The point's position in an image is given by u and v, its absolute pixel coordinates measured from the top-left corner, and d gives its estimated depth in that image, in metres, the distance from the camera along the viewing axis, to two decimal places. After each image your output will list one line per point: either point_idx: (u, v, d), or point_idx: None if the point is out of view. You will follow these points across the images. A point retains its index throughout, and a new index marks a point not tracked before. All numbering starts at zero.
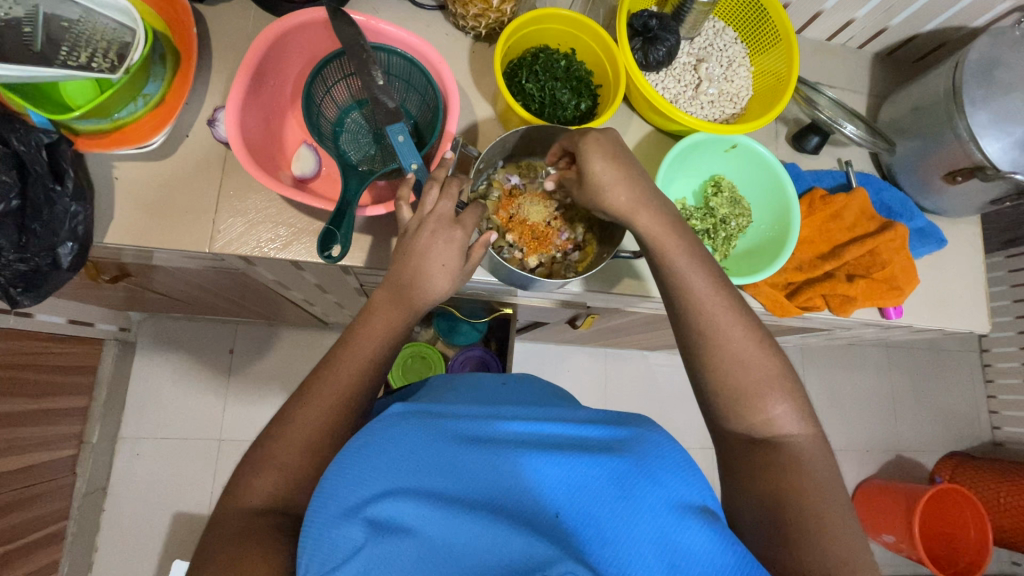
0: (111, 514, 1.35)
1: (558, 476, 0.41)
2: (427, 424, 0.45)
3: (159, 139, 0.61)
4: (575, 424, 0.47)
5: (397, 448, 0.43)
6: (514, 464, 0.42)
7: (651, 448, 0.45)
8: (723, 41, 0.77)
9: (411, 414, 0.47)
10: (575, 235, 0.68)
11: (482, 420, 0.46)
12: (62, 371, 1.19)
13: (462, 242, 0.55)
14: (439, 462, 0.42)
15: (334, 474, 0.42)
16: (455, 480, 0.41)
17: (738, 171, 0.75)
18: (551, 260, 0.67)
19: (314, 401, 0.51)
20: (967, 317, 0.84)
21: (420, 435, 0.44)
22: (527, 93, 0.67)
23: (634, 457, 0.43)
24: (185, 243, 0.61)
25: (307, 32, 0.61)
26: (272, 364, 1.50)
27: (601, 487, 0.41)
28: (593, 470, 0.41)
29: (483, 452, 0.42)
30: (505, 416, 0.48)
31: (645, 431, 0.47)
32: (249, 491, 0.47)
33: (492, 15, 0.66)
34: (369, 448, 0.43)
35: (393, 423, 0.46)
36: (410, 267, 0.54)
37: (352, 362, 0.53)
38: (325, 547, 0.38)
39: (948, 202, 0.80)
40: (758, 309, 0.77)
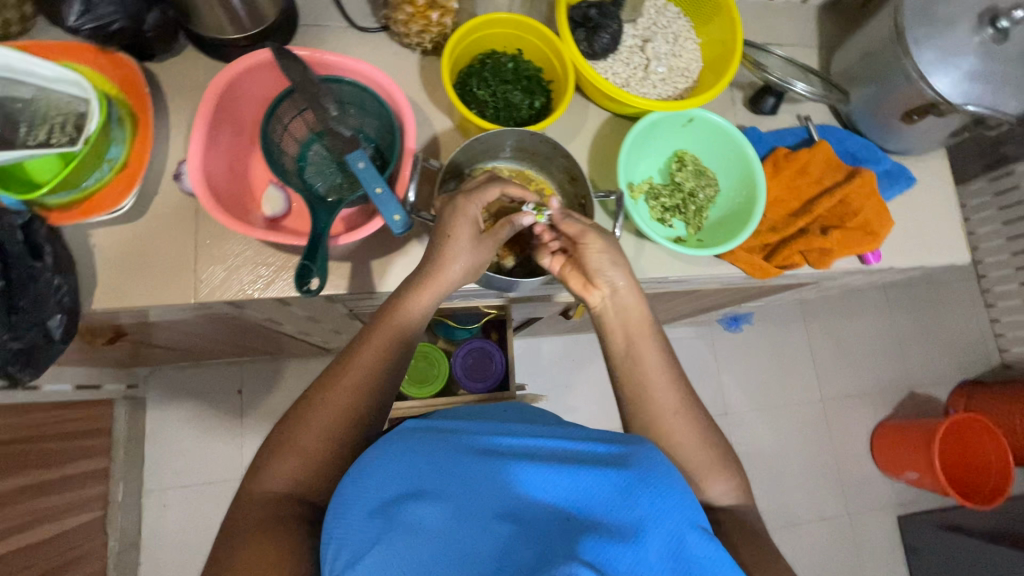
0: (149, 567, 1.38)
1: (563, 488, 0.44)
2: (441, 438, 0.49)
3: (127, 203, 0.62)
4: (580, 439, 0.49)
5: (412, 459, 0.46)
6: (521, 478, 0.44)
7: (652, 461, 0.47)
8: (665, 18, 0.78)
9: (425, 429, 0.51)
10: None
11: (491, 434, 0.50)
12: (79, 437, 1.21)
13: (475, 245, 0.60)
14: (453, 471, 0.45)
15: (354, 481, 0.46)
16: (466, 490, 0.44)
17: (699, 144, 0.77)
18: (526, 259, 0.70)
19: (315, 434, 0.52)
20: (947, 251, 0.86)
21: (433, 448, 0.47)
22: (480, 100, 0.68)
23: (636, 468, 0.45)
24: (170, 297, 0.63)
25: (256, 75, 0.62)
26: (283, 397, 1.52)
27: (605, 496, 0.43)
28: (599, 482, 0.44)
29: (494, 465, 0.45)
30: (513, 430, 0.51)
31: (642, 446, 0.49)
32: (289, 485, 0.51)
33: (433, 29, 0.67)
34: (391, 454, 0.47)
35: (409, 436, 0.50)
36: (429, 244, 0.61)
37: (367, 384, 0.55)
38: (351, 543, 0.43)
39: (911, 140, 0.81)
40: (738, 275, 0.78)
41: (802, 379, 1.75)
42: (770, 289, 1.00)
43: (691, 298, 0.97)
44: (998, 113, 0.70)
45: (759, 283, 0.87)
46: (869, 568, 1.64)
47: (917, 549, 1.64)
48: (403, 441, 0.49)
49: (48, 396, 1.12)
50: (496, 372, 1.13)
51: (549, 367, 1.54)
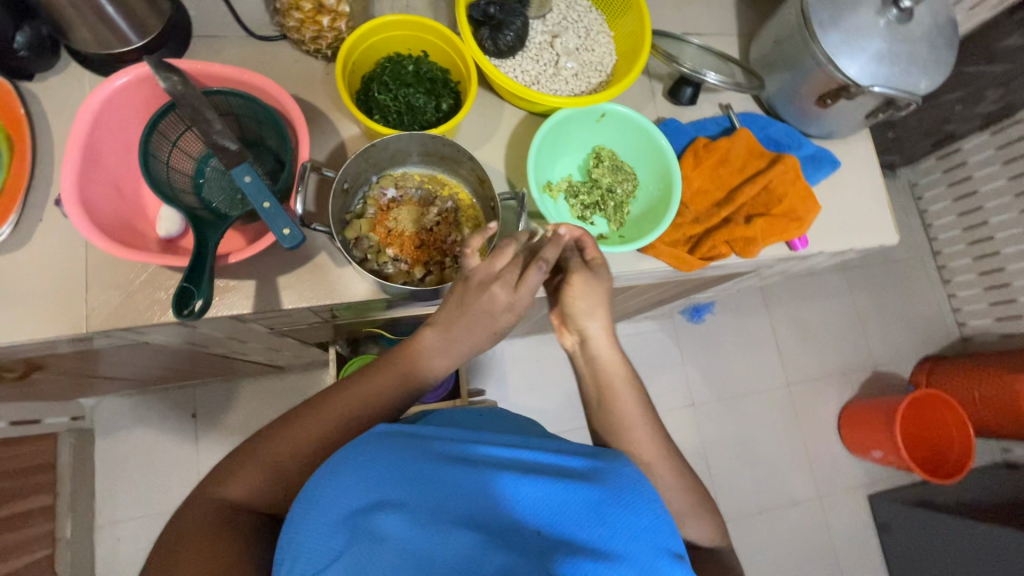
0: None
1: (537, 502, 0.39)
2: (412, 443, 0.44)
3: (4, 230, 0.59)
4: (556, 450, 0.45)
5: (375, 466, 0.41)
6: (493, 486, 0.40)
7: (626, 478, 0.43)
8: (576, 13, 0.77)
9: (397, 433, 0.46)
10: (462, 237, 0.69)
11: (467, 442, 0.45)
12: (19, 474, 1.17)
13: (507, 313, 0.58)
14: (421, 476, 0.40)
15: (313, 490, 0.42)
16: (433, 495, 0.39)
17: (615, 138, 0.76)
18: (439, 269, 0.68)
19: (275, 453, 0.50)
20: (876, 232, 0.85)
21: (403, 454, 0.42)
22: (382, 105, 0.66)
23: (613, 488, 0.41)
24: (59, 327, 0.59)
25: (138, 90, 0.60)
26: (239, 418, 1.48)
27: (578, 511, 0.39)
28: (574, 497, 0.40)
29: (465, 471, 0.41)
30: (489, 441, 0.46)
31: (616, 463, 0.44)
32: (245, 496, 0.49)
33: (327, 34, 0.65)
34: (357, 459, 0.42)
35: (379, 441, 0.44)
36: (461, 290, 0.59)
37: (346, 407, 0.53)
38: (310, 555, 0.38)
39: (830, 124, 0.81)
40: (664, 269, 0.77)
41: (766, 366, 1.75)
42: (711, 279, 0.99)
43: (631, 294, 0.96)
44: (906, 93, 0.70)
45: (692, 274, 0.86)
46: (842, 549, 1.65)
47: (887, 527, 1.65)
48: (372, 445, 0.44)
49: None
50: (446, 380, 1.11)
51: (514, 371, 1.51)
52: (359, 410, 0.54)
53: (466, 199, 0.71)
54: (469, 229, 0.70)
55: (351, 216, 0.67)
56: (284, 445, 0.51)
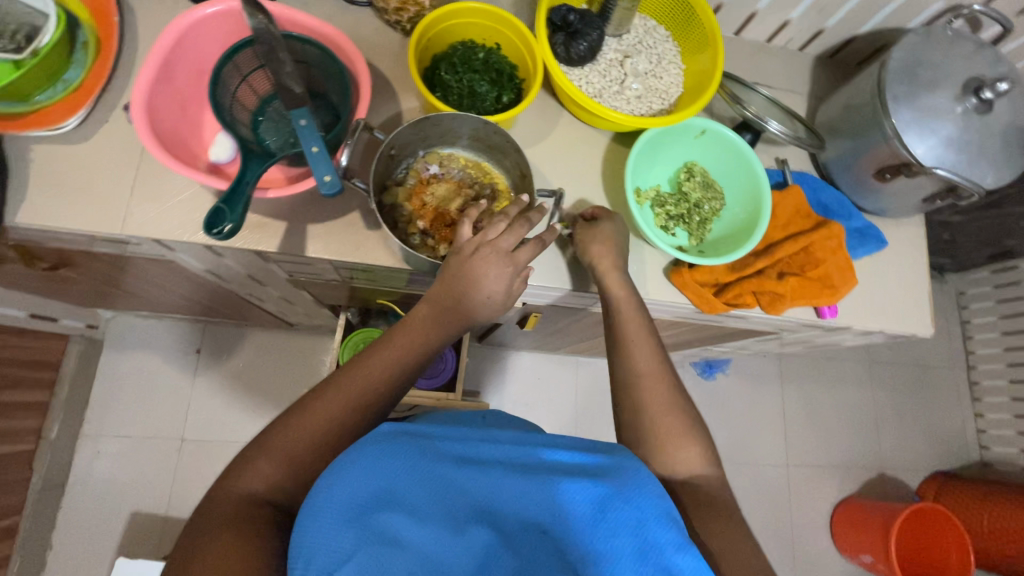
0: (68, 512, 1.35)
1: (542, 500, 0.43)
2: (420, 444, 0.46)
3: (72, 122, 0.62)
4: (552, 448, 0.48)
5: (388, 464, 0.43)
6: (500, 487, 0.43)
7: (629, 474, 0.46)
8: (653, 39, 0.77)
9: (403, 433, 0.47)
10: None
11: (470, 442, 0.48)
12: (23, 365, 1.21)
13: (510, 277, 0.59)
14: (430, 477, 0.43)
15: (323, 487, 0.41)
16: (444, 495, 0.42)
17: (710, 156, 0.77)
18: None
19: (286, 444, 0.50)
20: (909, 321, 0.83)
21: (412, 452, 0.44)
22: (445, 85, 0.68)
23: (615, 481, 0.45)
24: (96, 224, 0.62)
25: (222, 21, 0.63)
26: (237, 364, 1.50)
27: (583, 508, 0.43)
28: (578, 493, 0.43)
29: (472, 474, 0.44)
30: (492, 439, 0.49)
31: (623, 459, 0.48)
32: (262, 489, 0.48)
33: (410, 8, 0.67)
34: (366, 455, 0.43)
35: (386, 439, 0.45)
36: (459, 287, 0.58)
37: (356, 385, 0.53)
38: (320, 557, 0.38)
39: (885, 201, 0.79)
40: (685, 306, 0.76)
41: (767, 440, 1.69)
42: (729, 332, 0.97)
43: None
44: (969, 183, 0.68)
45: (711, 321, 0.84)
46: None
47: None
48: (379, 443, 0.45)
49: None
50: (444, 371, 1.11)
51: (521, 383, 1.51)
52: (370, 382, 0.54)
53: (504, 191, 0.72)
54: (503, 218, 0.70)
55: (392, 182, 0.68)
56: (299, 432, 0.50)
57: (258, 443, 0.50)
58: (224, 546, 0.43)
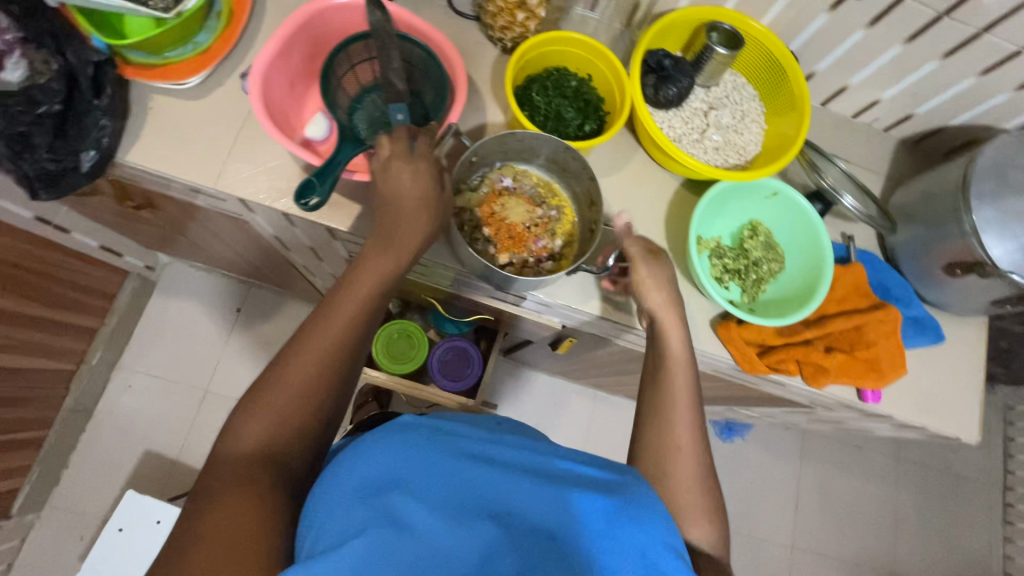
0: (90, 436, 1.42)
1: (549, 506, 0.43)
2: (437, 437, 0.48)
3: (195, 80, 0.68)
4: (572, 459, 0.49)
5: (404, 452, 0.46)
6: (510, 488, 0.44)
7: (643, 496, 0.46)
8: (740, 95, 0.79)
9: (423, 425, 0.50)
10: (551, 246, 0.72)
11: (487, 440, 0.49)
12: (84, 291, 1.29)
13: (426, 179, 0.60)
14: (442, 469, 0.45)
15: (344, 466, 0.46)
16: (451, 488, 0.44)
17: (776, 218, 0.77)
18: (520, 264, 0.70)
19: (272, 402, 0.51)
20: (956, 423, 0.79)
21: (427, 444, 0.47)
22: (534, 105, 0.71)
23: (626, 499, 0.45)
24: (192, 174, 0.67)
25: (344, 13, 0.67)
26: (271, 330, 1.55)
27: (592, 520, 0.42)
28: (587, 505, 0.43)
29: (483, 470, 0.45)
30: (513, 444, 0.50)
31: (635, 481, 0.48)
32: (257, 447, 0.49)
33: (516, 29, 0.71)
34: (384, 443, 0.47)
35: (406, 430, 0.49)
36: (387, 192, 0.59)
37: (327, 329, 0.54)
38: (334, 527, 0.42)
39: (949, 296, 0.77)
40: (726, 362, 0.76)
41: (776, 516, 1.63)
42: (762, 397, 0.95)
43: None
44: None
45: (747, 382, 0.83)
46: None
47: None
48: (399, 432, 0.48)
49: (70, 248, 1.18)
50: (469, 376, 1.13)
51: (537, 405, 1.50)
52: (346, 325, 0.55)
53: (568, 214, 0.74)
54: (561, 240, 0.73)
55: (467, 187, 0.71)
56: (282, 387, 0.51)
57: (247, 404, 0.51)
58: (228, 505, 0.45)
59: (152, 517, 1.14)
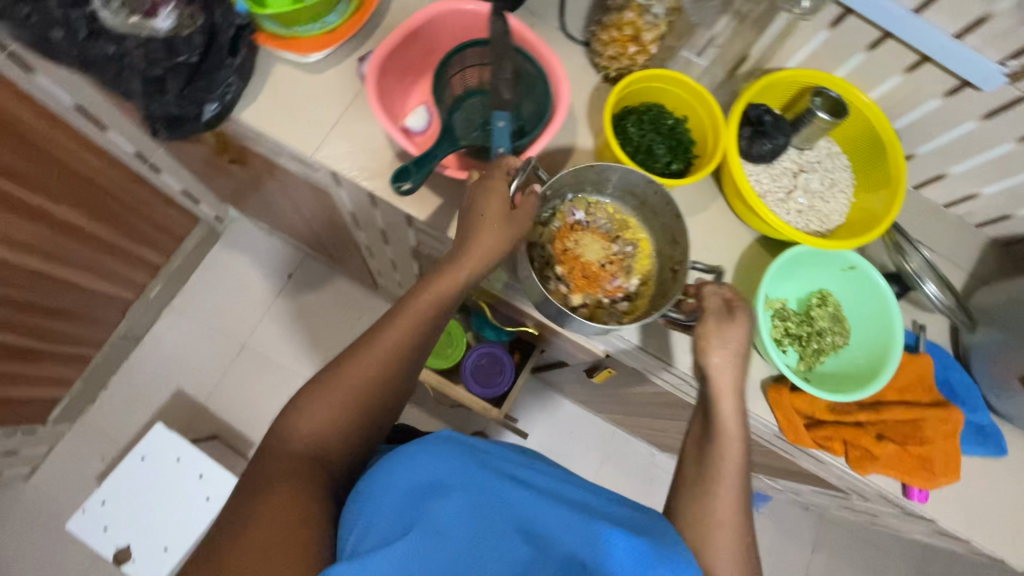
0: (131, 364, 1.50)
1: (575, 535, 0.47)
2: (475, 455, 0.53)
3: (315, 57, 0.71)
4: (607, 499, 0.53)
5: (443, 465, 0.52)
6: (539, 512, 0.49)
7: (669, 540, 0.48)
8: (832, 164, 0.78)
9: (461, 440, 0.55)
10: (625, 286, 0.73)
11: (519, 467, 0.54)
12: (157, 229, 1.37)
13: (502, 195, 0.61)
14: (479, 486, 0.50)
15: (388, 468, 0.52)
16: (487, 505, 0.49)
17: (848, 293, 0.75)
18: (594, 304, 0.72)
19: (323, 407, 0.59)
20: (1005, 546, 0.74)
21: (467, 460, 0.52)
22: (627, 135, 0.72)
23: (652, 538, 0.47)
24: (295, 141, 0.71)
25: (467, 19, 0.70)
26: (315, 301, 1.59)
27: (619, 554, 0.45)
28: (614, 538, 0.46)
29: (515, 492, 0.50)
30: (546, 474, 0.55)
31: (662, 524, 0.50)
32: (307, 447, 0.58)
33: (624, 60, 0.73)
34: (425, 452, 0.52)
35: (446, 444, 0.54)
36: (467, 215, 0.62)
37: (382, 343, 0.61)
38: (379, 524, 0.49)
39: (1020, 409, 0.73)
40: (769, 426, 0.74)
41: None
42: (794, 471, 0.92)
43: None
44: None
45: (785, 452, 0.80)
46: None
47: None
48: (439, 444, 0.54)
49: (154, 187, 1.28)
50: (498, 385, 1.15)
51: (556, 429, 1.48)
52: (394, 342, 0.61)
53: (645, 257, 0.75)
54: (636, 281, 0.74)
55: (540, 222, 0.72)
56: (335, 393, 0.59)
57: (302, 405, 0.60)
58: (274, 495, 0.53)
59: (173, 454, 1.19)
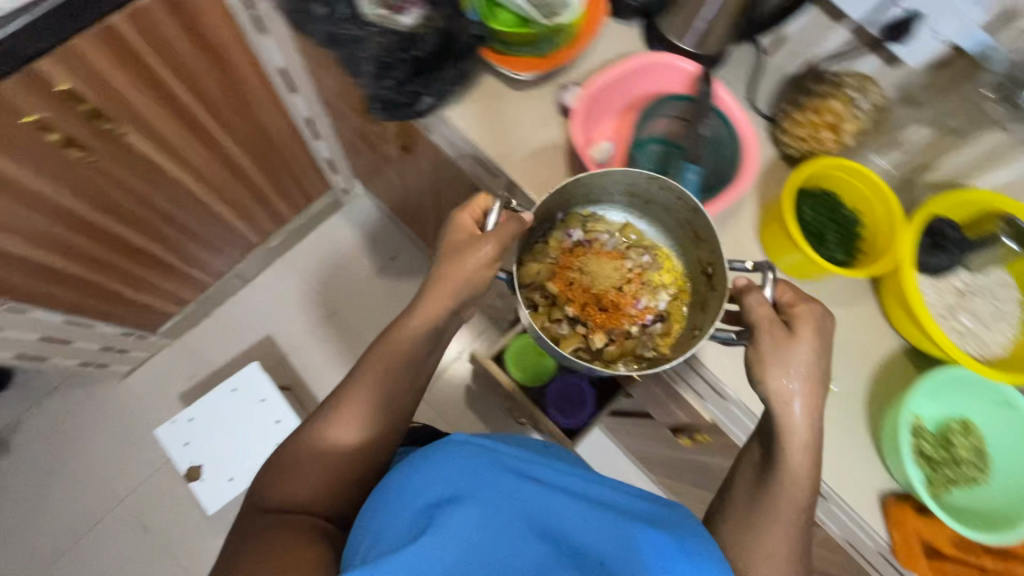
0: (235, 301, 1.61)
1: (591, 529, 0.53)
2: (490, 458, 0.58)
3: (524, 76, 0.79)
4: (622, 496, 0.59)
5: (457, 471, 0.56)
6: (558, 509, 0.55)
7: (686, 531, 0.55)
8: (1004, 295, 0.74)
9: (472, 444, 0.60)
10: (652, 310, 0.80)
11: (530, 467, 0.59)
12: (296, 187, 1.48)
13: (473, 218, 0.73)
14: (496, 487, 0.55)
15: (410, 475, 0.56)
16: (505, 505, 0.54)
17: (995, 429, 0.71)
18: (623, 335, 0.79)
19: (309, 461, 0.70)
20: None
21: (481, 464, 0.57)
22: (800, 216, 0.74)
23: (669, 530, 0.54)
24: (487, 145, 0.79)
25: (671, 75, 0.77)
26: (409, 288, 1.65)
27: (647, 553, 0.51)
28: (635, 535, 0.53)
29: (530, 492, 0.55)
30: (553, 471, 0.60)
31: (677, 515, 0.58)
32: (297, 496, 0.69)
33: (815, 142, 0.75)
34: (442, 459, 0.57)
35: (459, 448, 0.59)
36: (455, 248, 0.72)
37: (358, 392, 0.72)
38: (397, 531, 0.52)
39: None
40: (880, 539, 0.71)
41: None
42: None
43: None
44: None
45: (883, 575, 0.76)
46: None
47: None
48: (455, 451, 0.58)
49: (307, 151, 1.41)
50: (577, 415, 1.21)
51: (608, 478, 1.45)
52: (369, 384, 0.73)
53: (656, 270, 0.82)
54: (667, 297, 0.81)
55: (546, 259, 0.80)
56: (316, 449, 0.71)
57: (287, 464, 0.71)
58: (267, 536, 0.64)
59: (258, 396, 1.26)
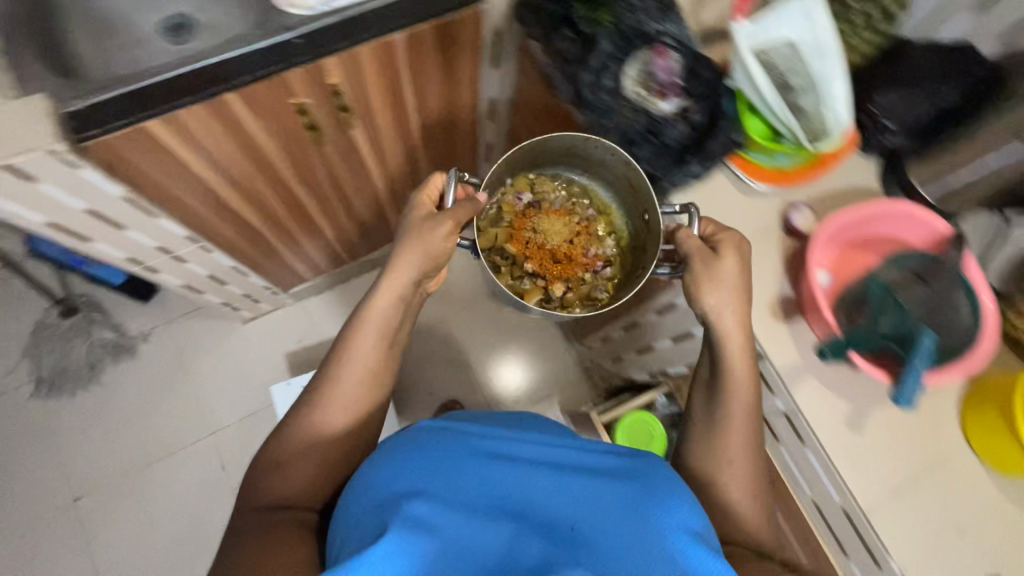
0: (356, 283, 1.68)
1: (556, 495, 0.56)
2: (453, 442, 0.62)
3: (760, 185, 0.85)
4: (592, 458, 0.62)
5: (419, 457, 0.60)
6: (525, 480, 0.57)
7: (659, 482, 0.58)
8: None
9: (435, 431, 0.65)
10: (579, 219, 1.04)
11: (499, 444, 0.62)
12: None
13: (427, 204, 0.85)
14: (458, 465, 0.58)
15: (376, 475, 0.59)
16: (473, 489, 0.56)
17: None
18: (579, 281, 1.04)
19: (292, 460, 0.71)
20: None
21: (446, 449, 0.61)
22: None
23: (635, 484, 0.57)
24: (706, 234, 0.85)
25: (917, 230, 0.84)
26: (518, 318, 1.67)
27: (607, 508, 0.54)
28: (598, 491, 0.56)
29: (495, 466, 0.59)
30: (519, 444, 0.63)
31: (649, 466, 0.61)
32: (289, 495, 0.70)
33: None
34: (404, 453, 0.61)
35: (425, 439, 0.63)
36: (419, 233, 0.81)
37: (325, 385, 0.75)
38: (362, 527, 0.54)
39: None
40: None
41: None
42: None
43: None
44: None
45: None
46: None
47: None
48: (413, 444, 0.62)
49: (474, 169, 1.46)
50: None
51: None
52: (348, 359, 0.76)
53: (580, 197, 1.03)
54: (610, 244, 1.04)
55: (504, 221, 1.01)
56: (296, 451, 0.72)
57: (267, 470, 0.72)
58: (261, 538, 0.65)
59: None
